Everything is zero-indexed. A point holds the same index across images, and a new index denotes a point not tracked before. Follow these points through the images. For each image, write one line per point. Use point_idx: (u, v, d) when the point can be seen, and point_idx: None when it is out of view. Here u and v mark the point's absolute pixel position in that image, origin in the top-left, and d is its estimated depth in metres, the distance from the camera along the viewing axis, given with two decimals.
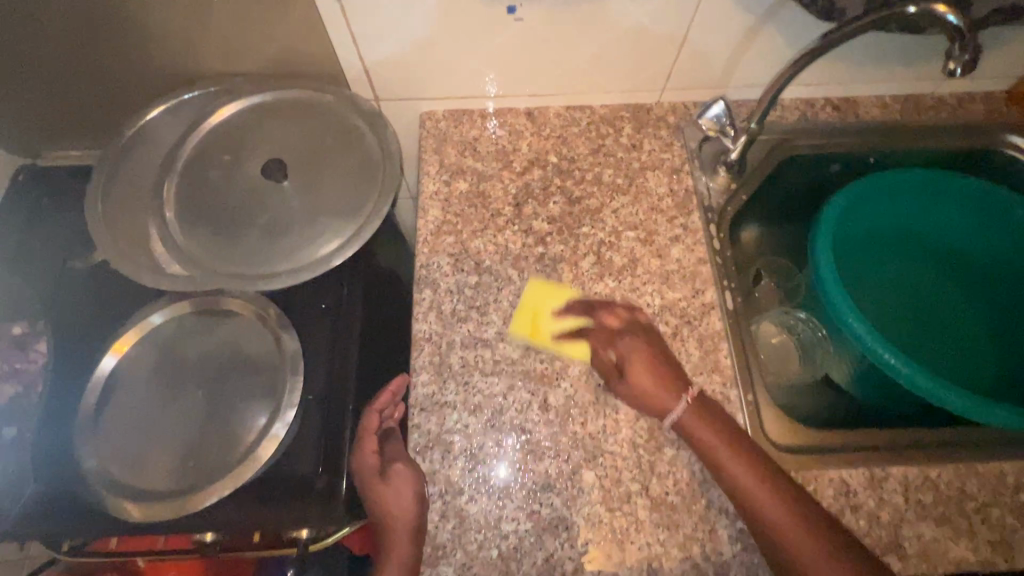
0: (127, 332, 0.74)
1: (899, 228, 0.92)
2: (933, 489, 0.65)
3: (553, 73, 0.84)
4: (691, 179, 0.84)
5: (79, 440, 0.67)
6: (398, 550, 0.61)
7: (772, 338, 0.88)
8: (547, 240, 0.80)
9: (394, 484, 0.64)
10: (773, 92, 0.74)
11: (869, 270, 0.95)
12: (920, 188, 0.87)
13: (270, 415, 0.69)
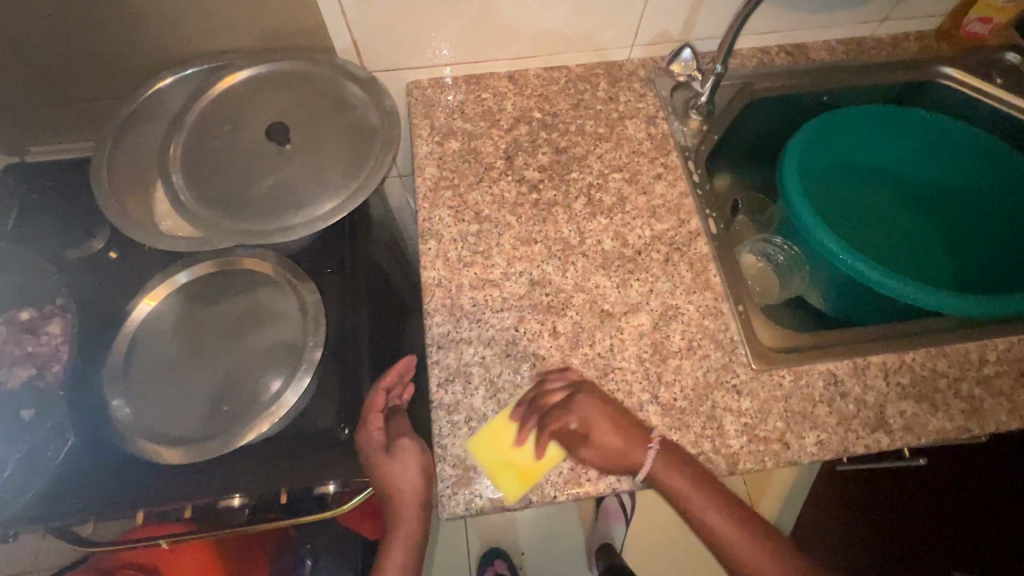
0: (156, 288, 0.76)
1: (851, 163, 1.02)
2: (909, 371, 0.73)
3: (531, 35, 0.90)
4: (666, 124, 0.91)
5: (114, 392, 0.70)
6: (409, 522, 0.70)
7: (752, 266, 0.95)
8: (539, 187, 0.85)
9: (400, 460, 0.70)
10: (734, 33, 0.81)
11: (835, 201, 1.04)
12: (872, 122, 0.96)
13: (295, 361, 0.71)
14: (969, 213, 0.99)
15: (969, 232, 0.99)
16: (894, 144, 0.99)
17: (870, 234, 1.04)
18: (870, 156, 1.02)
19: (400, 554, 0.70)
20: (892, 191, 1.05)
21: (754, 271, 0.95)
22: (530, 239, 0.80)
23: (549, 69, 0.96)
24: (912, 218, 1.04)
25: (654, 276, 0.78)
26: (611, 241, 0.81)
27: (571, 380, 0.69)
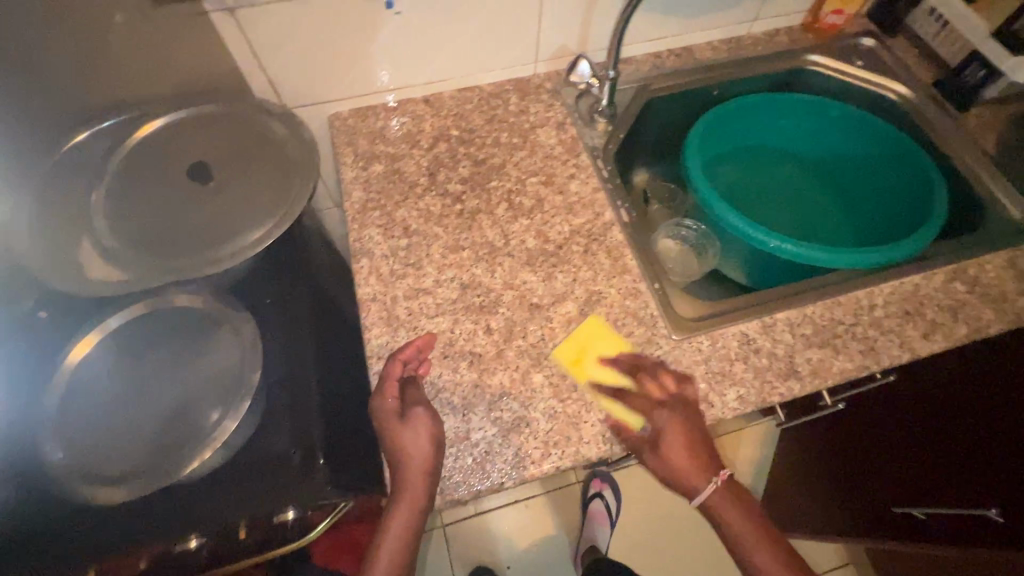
0: (88, 332, 0.75)
1: (750, 147, 1.14)
2: (811, 322, 0.80)
3: (439, 61, 0.96)
4: (575, 128, 0.99)
5: (50, 440, 0.69)
6: (415, 495, 0.65)
7: (671, 249, 1.02)
8: (463, 198, 0.90)
9: (413, 426, 0.67)
10: (617, 39, 0.89)
11: (739, 180, 1.15)
12: (761, 107, 1.07)
13: (235, 390, 0.72)
14: (858, 183, 1.11)
15: (862, 201, 1.10)
16: (784, 126, 1.11)
17: (778, 212, 1.13)
18: (766, 139, 1.13)
19: (404, 528, 0.66)
20: (791, 171, 1.16)
21: (674, 253, 1.02)
22: (458, 247, 0.85)
23: (462, 90, 1.02)
24: (813, 194, 1.14)
25: (577, 267, 0.84)
26: (533, 239, 0.86)
27: (663, 392, 0.72)
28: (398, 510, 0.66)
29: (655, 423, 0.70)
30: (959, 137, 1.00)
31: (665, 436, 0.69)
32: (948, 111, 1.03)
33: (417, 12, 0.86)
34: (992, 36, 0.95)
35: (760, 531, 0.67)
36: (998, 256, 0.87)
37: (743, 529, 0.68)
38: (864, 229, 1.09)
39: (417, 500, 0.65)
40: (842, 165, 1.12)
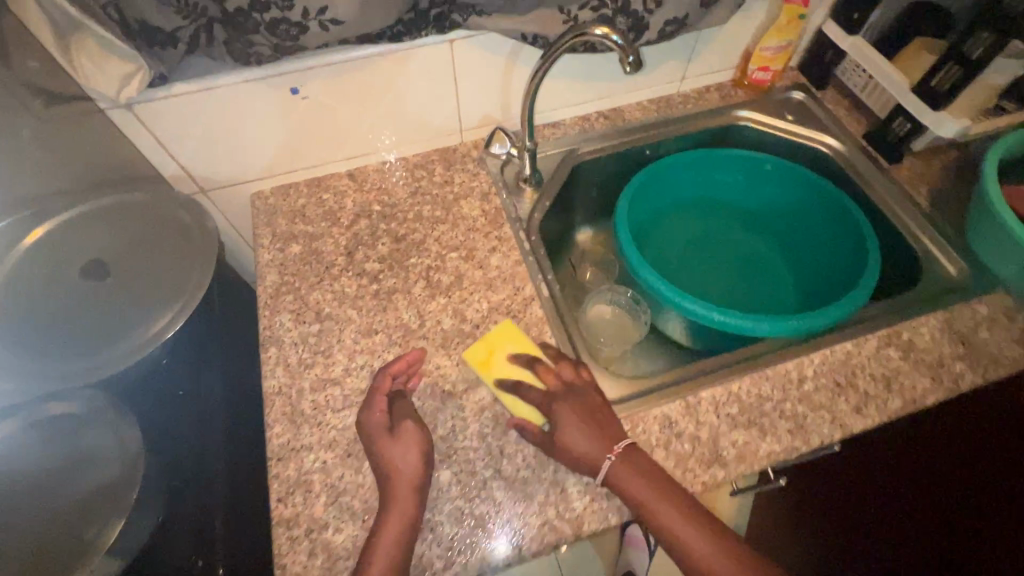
0: None
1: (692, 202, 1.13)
2: (737, 400, 0.77)
3: (358, 137, 0.95)
4: (499, 197, 0.97)
5: None
6: (406, 509, 0.64)
7: (606, 314, 1.00)
8: (380, 277, 0.88)
9: (409, 432, 0.68)
10: (527, 116, 0.86)
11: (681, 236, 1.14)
12: (692, 164, 1.07)
13: (110, 513, 0.63)
14: (801, 240, 1.09)
15: (804, 258, 1.08)
16: (725, 181, 1.11)
17: (720, 268, 1.13)
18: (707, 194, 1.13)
19: (391, 557, 0.61)
20: (735, 225, 1.15)
21: (608, 318, 1.00)
22: (371, 330, 0.82)
23: (387, 162, 1.01)
24: (756, 249, 1.14)
25: (493, 347, 0.81)
26: (450, 318, 0.84)
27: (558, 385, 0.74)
28: (383, 532, 0.62)
29: (551, 412, 0.71)
30: (889, 191, 0.99)
31: (569, 417, 0.70)
32: (878, 164, 1.01)
33: (325, 96, 0.86)
34: (912, 91, 0.93)
35: (686, 515, 0.63)
36: (934, 317, 0.84)
37: (657, 510, 0.64)
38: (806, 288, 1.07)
39: (409, 513, 0.64)
40: (785, 221, 1.10)
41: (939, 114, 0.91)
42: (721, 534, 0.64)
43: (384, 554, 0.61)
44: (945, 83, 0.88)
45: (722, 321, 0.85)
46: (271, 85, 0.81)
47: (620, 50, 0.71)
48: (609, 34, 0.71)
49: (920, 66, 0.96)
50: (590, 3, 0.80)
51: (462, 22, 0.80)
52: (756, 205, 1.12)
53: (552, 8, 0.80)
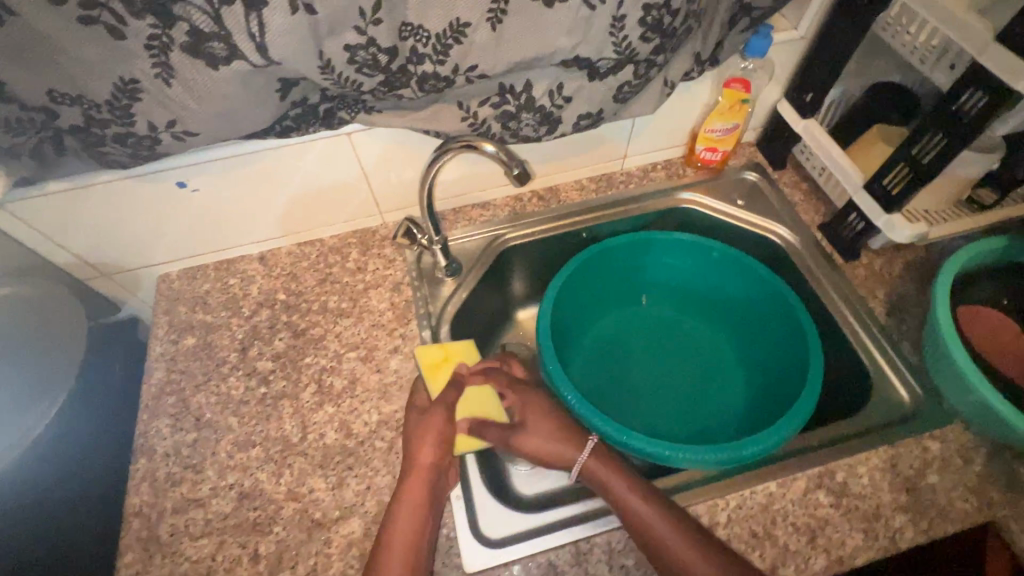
0: None
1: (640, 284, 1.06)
2: (634, 549, 0.68)
3: (265, 223, 0.90)
4: (411, 288, 0.91)
5: None
6: (417, 493, 0.68)
7: None
8: (269, 379, 0.82)
9: (431, 420, 0.72)
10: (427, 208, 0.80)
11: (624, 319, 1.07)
12: (634, 248, 1.00)
13: None
14: (749, 334, 1.01)
15: (758, 358, 0.99)
16: (674, 266, 1.03)
17: (671, 364, 1.04)
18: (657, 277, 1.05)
19: (408, 535, 0.65)
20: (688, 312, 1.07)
21: None
22: (248, 442, 0.77)
23: (302, 245, 0.97)
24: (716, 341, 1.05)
25: (374, 469, 0.74)
26: (334, 432, 0.77)
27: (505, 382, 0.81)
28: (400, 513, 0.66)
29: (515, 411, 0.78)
30: (841, 293, 0.89)
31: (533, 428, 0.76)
32: (831, 260, 0.92)
33: (218, 189, 0.81)
34: (863, 188, 0.84)
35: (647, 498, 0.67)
36: (876, 453, 0.74)
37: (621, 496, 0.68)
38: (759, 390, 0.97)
39: (420, 500, 0.67)
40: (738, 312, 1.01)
41: (890, 215, 0.81)
42: (693, 530, 0.65)
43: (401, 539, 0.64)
44: (896, 184, 0.79)
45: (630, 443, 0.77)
46: (154, 180, 0.76)
47: (501, 161, 0.65)
48: (487, 146, 0.65)
49: (875, 158, 0.87)
50: (490, 99, 0.74)
51: (351, 118, 0.74)
52: (705, 291, 1.04)
53: (450, 103, 0.74)
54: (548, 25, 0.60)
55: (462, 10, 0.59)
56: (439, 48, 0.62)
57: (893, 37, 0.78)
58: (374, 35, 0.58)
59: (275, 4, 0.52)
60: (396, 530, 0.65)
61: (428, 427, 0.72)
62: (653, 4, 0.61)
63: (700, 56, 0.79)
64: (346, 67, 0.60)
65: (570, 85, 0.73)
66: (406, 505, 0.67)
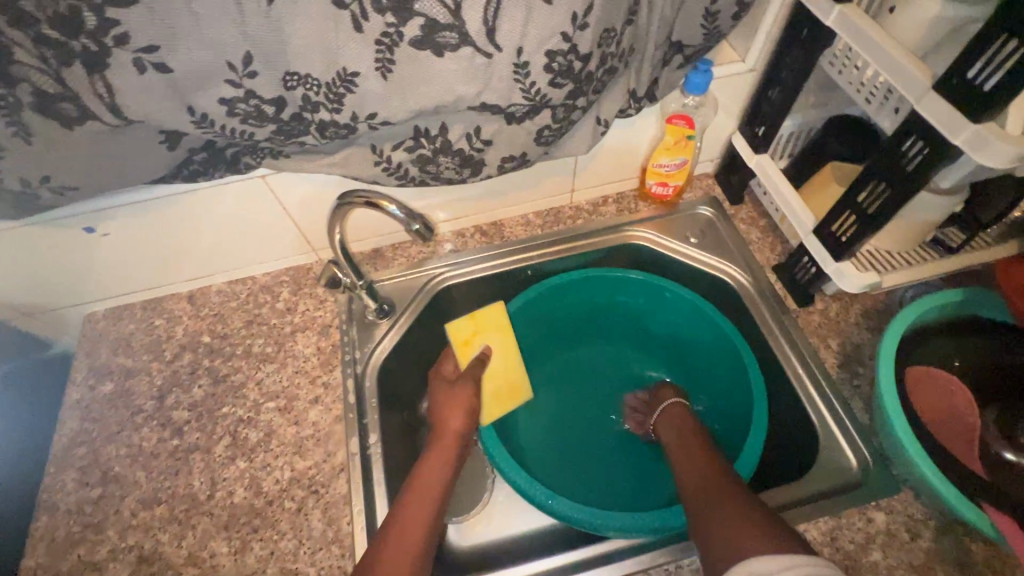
0: None
1: (598, 322, 1.02)
2: None
3: (189, 263, 0.87)
4: (339, 332, 0.87)
5: None
6: (447, 451, 0.75)
7: None
8: (184, 429, 0.79)
9: (459, 390, 0.82)
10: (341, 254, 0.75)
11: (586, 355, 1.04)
12: (588, 284, 0.95)
13: None
14: (708, 381, 0.95)
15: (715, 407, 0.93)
16: (628, 304, 0.98)
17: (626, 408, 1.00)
18: (611, 317, 1.01)
19: (433, 492, 0.69)
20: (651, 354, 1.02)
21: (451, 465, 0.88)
22: (154, 500, 0.73)
23: (232, 283, 0.93)
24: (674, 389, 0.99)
25: (280, 533, 0.71)
26: (243, 490, 0.74)
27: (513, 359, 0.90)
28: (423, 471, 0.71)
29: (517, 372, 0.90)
30: (792, 342, 0.83)
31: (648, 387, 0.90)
32: (783, 305, 0.86)
33: (131, 231, 0.78)
34: (813, 233, 0.78)
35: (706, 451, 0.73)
36: (817, 525, 0.68)
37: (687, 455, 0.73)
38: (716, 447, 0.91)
39: (448, 457, 0.74)
40: (696, 359, 0.96)
41: (840, 265, 0.76)
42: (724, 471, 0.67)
43: (427, 495, 0.68)
44: (844, 232, 0.73)
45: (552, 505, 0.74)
46: (60, 225, 0.73)
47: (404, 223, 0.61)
48: (389, 207, 0.60)
49: (828, 199, 0.81)
50: (404, 142, 0.69)
51: (257, 163, 0.70)
52: (666, 333, 0.99)
53: (363, 147, 0.69)
54: (442, 73, 0.56)
55: (347, 58, 0.54)
56: (332, 96, 0.58)
57: (839, 71, 0.71)
58: (251, 87, 0.54)
59: (116, 62, 0.49)
60: (415, 489, 0.69)
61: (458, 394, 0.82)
62: (557, 50, 0.56)
63: (635, 92, 0.74)
64: (226, 119, 0.56)
65: (489, 128, 0.68)
66: (434, 469, 0.72)
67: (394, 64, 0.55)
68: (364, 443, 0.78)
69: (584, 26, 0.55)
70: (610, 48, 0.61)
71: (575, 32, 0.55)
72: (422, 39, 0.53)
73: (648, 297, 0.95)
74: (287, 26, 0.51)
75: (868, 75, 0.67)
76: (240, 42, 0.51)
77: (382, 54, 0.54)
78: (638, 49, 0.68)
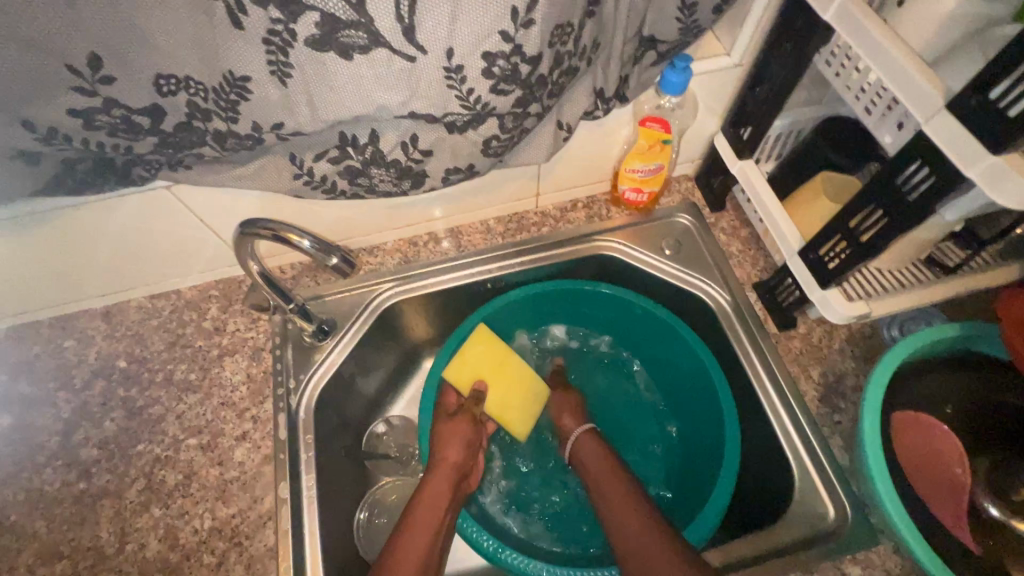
0: None
1: (575, 330, 0.93)
2: None
3: (94, 277, 0.76)
4: (273, 357, 0.77)
5: None
6: (444, 480, 0.70)
7: (387, 496, 0.82)
8: (92, 471, 0.70)
9: (460, 424, 0.75)
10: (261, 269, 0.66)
11: (571, 360, 0.93)
12: (557, 295, 0.86)
13: None
14: (685, 406, 0.86)
15: (693, 436, 0.85)
16: (600, 317, 0.90)
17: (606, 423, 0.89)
18: (587, 328, 0.93)
19: (425, 539, 0.63)
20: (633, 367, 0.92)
21: (389, 501, 0.81)
22: (55, 555, 0.66)
23: (153, 298, 0.82)
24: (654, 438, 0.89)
25: None
26: (157, 542, 0.66)
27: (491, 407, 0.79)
28: (423, 506, 0.66)
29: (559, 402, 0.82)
30: (771, 373, 0.76)
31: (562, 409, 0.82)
32: (763, 329, 0.78)
33: (15, 248, 0.67)
34: (799, 255, 0.70)
35: (618, 474, 0.70)
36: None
37: (606, 476, 0.71)
38: (671, 507, 0.84)
39: (446, 487, 0.69)
40: (676, 383, 0.87)
41: (825, 292, 0.68)
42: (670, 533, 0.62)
43: (415, 545, 0.62)
44: (833, 258, 0.65)
45: (499, 559, 0.68)
46: None
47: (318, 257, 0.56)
48: (299, 239, 0.55)
49: (818, 214, 0.73)
50: (329, 152, 0.58)
51: (152, 174, 0.58)
52: (643, 349, 0.90)
53: (279, 156, 0.58)
54: (353, 79, 0.46)
55: (233, 59, 0.44)
56: (223, 104, 0.47)
57: (835, 73, 0.61)
58: (110, 95, 0.44)
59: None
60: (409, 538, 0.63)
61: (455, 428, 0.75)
62: (497, 52, 0.46)
63: (603, 92, 0.63)
64: (86, 133, 0.46)
65: (428, 138, 0.58)
66: (428, 512, 0.66)
67: (291, 67, 0.45)
68: (297, 488, 0.70)
69: (529, 23, 0.45)
70: (565, 46, 0.51)
71: (517, 31, 0.45)
72: (321, 38, 0.43)
73: (620, 312, 0.87)
74: (144, 21, 0.41)
75: (871, 79, 0.57)
76: (81, 41, 0.41)
77: (275, 55, 0.44)
78: (603, 44, 0.58)
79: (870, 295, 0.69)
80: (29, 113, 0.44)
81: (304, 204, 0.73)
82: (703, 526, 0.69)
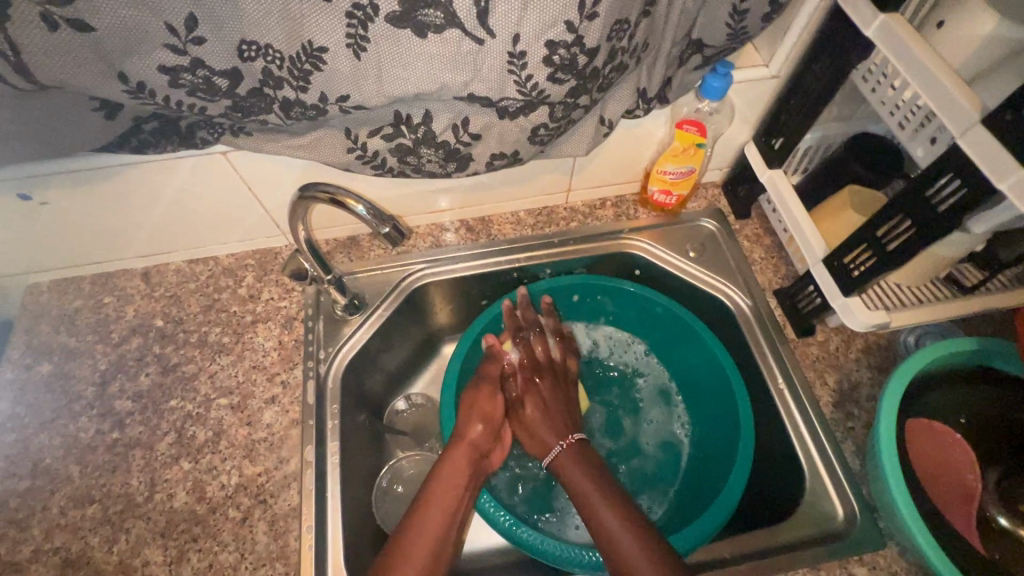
0: None
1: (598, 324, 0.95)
2: None
3: (140, 237, 0.78)
4: (304, 327, 0.80)
5: None
6: (459, 458, 0.71)
7: (404, 468, 0.84)
8: (126, 422, 0.73)
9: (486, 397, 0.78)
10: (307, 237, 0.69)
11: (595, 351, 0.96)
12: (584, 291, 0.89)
13: None
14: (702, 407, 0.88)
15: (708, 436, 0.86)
16: (623, 314, 0.92)
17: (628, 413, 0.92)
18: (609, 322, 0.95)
19: (439, 515, 0.66)
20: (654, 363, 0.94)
21: (408, 473, 0.83)
22: (86, 498, 0.68)
23: (192, 263, 0.84)
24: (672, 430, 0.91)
25: (220, 545, 0.66)
26: (185, 494, 0.68)
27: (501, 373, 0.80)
28: (441, 484, 0.68)
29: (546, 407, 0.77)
30: (787, 377, 0.78)
31: (531, 410, 0.77)
32: (781, 335, 0.80)
33: (71, 201, 0.70)
34: (823, 262, 0.72)
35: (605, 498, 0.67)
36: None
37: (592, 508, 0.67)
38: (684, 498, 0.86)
39: (460, 464, 0.71)
40: (694, 389, 0.89)
41: (847, 299, 0.70)
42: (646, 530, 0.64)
43: (433, 519, 0.65)
44: (857, 266, 0.67)
45: (512, 535, 0.70)
46: None
47: (369, 223, 0.59)
48: (353, 205, 0.58)
49: (841, 226, 0.75)
50: (383, 129, 0.61)
51: (214, 139, 0.61)
52: (664, 348, 0.92)
53: (335, 130, 0.61)
54: (423, 58, 0.49)
55: (314, 31, 0.47)
56: (296, 73, 0.50)
57: (872, 89, 0.64)
58: (198, 56, 0.47)
59: (20, 17, 0.43)
60: (414, 528, 0.64)
61: (477, 398, 0.77)
62: (559, 41, 0.49)
63: (646, 92, 0.66)
64: (169, 90, 0.49)
65: (478, 122, 0.60)
66: (443, 489, 0.68)
67: (367, 41, 0.48)
68: (322, 452, 0.72)
69: (592, 15, 0.48)
70: (621, 41, 0.54)
71: (580, 22, 0.48)
72: (400, 15, 0.46)
73: (642, 309, 0.89)
74: None
75: (907, 96, 0.60)
76: (181, 3, 0.44)
77: (354, 28, 0.47)
78: (652, 44, 0.61)
79: (890, 307, 0.71)
80: (124, 66, 0.47)
81: (348, 179, 0.75)
82: (715, 516, 0.70)
